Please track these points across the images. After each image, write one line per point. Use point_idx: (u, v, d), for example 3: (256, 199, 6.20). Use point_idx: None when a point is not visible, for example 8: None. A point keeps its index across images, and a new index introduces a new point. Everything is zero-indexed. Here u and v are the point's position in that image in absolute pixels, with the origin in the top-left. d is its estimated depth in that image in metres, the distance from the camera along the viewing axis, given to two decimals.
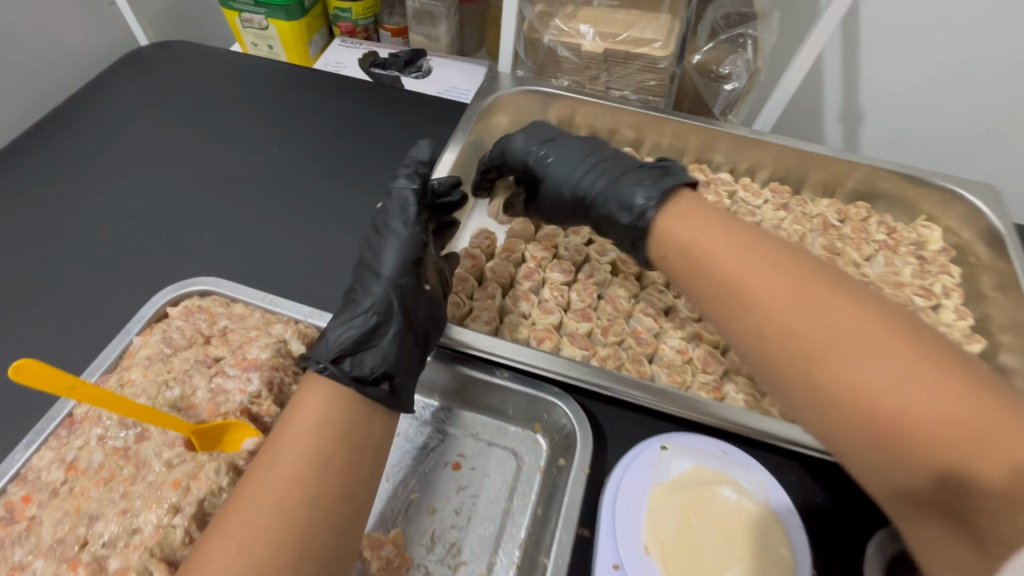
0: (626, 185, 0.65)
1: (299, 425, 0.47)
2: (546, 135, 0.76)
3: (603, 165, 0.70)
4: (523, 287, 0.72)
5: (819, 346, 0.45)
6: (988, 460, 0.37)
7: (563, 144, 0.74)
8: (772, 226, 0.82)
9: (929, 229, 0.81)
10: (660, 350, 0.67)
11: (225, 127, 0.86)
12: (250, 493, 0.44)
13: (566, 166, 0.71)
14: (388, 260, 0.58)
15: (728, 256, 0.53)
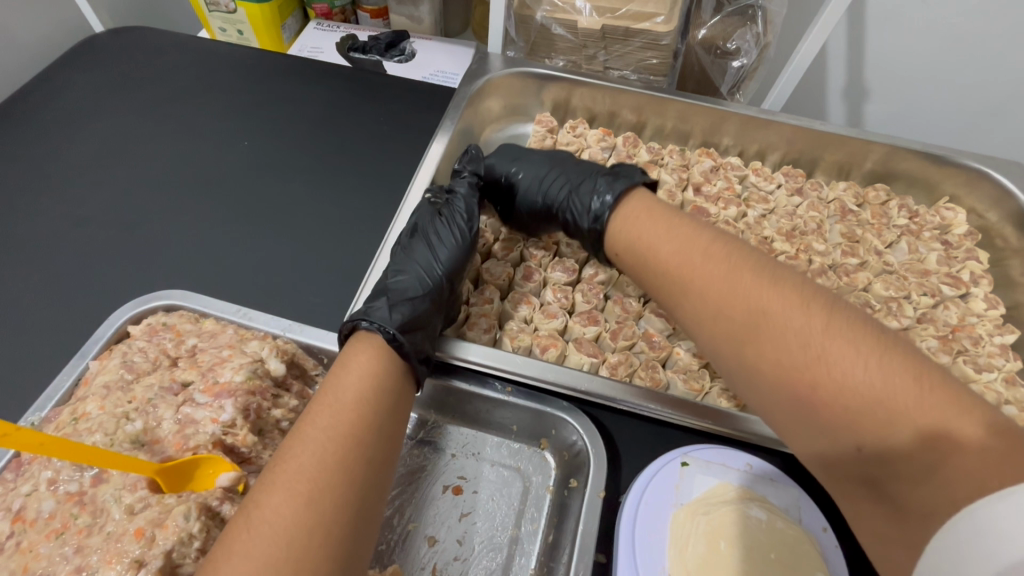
0: (587, 190, 0.64)
1: (360, 388, 0.46)
2: (510, 148, 0.73)
3: (562, 173, 0.68)
4: (524, 289, 0.65)
5: (748, 329, 0.48)
6: (898, 430, 0.39)
7: (525, 154, 0.71)
8: (787, 212, 0.75)
9: (954, 212, 0.75)
10: (675, 354, 0.62)
11: (191, 120, 0.79)
12: (311, 451, 0.42)
13: (529, 176, 0.68)
14: (446, 252, 0.60)
15: (674, 244, 0.55)
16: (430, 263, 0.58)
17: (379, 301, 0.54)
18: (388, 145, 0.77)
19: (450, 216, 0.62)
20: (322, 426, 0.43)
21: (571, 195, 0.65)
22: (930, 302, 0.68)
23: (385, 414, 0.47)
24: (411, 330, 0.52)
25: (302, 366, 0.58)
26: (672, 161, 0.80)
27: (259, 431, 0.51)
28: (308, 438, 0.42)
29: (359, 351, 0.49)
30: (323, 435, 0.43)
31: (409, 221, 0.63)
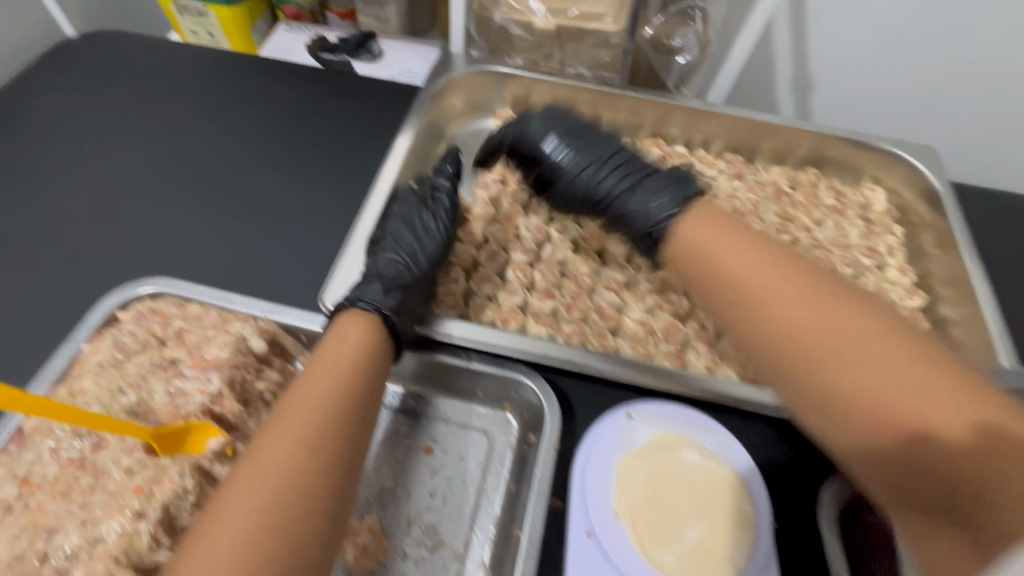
0: (655, 195, 0.67)
1: (349, 358, 0.52)
2: (585, 132, 0.76)
3: (628, 170, 0.71)
4: (487, 269, 0.71)
5: (813, 341, 0.47)
6: (972, 450, 0.38)
7: (599, 142, 0.75)
8: (727, 195, 0.82)
9: (874, 192, 0.84)
10: (623, 323, 0.68)
11: (167, 121, 0.83)
12: (309, 413, 0.47)
13: (592, 170, 0.72)
14: (429, 245, 0.67)
15: (739, 257, 0.55)
16: (418, 253, 0.66)
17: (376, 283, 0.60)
18: (360, 141, 0.82)
19: (434, 211, 0.70)
20: (313, 394, 0.48)
21: (636, 199, 0.68)
22: (852, 272, 0.75)
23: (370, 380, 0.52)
24: (402, 311, 0.58)
25: (282, 344, 0.62)
26: None
27: (244, 401, 0.56)
28: (303, 401, 0.47)
29: (349, 323, 0.55)
30: (322, 393, 0.48)
31: (395, 211, 0.70)
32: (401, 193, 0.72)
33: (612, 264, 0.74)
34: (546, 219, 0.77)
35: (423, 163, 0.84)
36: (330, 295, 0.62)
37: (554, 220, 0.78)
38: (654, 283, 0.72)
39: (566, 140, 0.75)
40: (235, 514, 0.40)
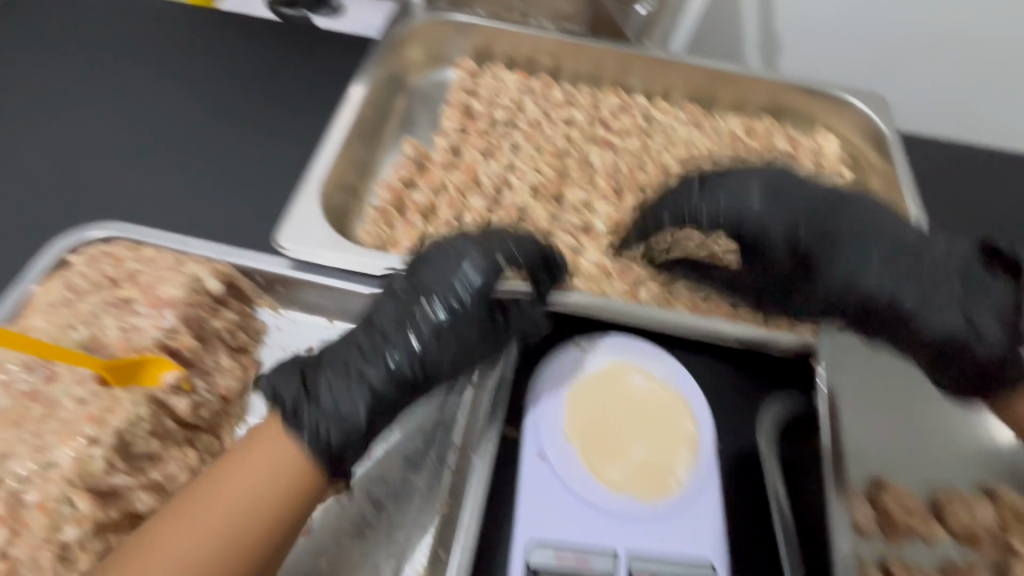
0: (971, 308, 0.56)
1: (256, 487, 0.45)
2: (846, 214, 0.63)
3: (895, 266, 0.59)
4: (444, 214, 0.71)
5: None
6: None
7: (837, 213, 0.64)
8: (684, 142, 0.83)
9: (825, 138, 0.86)
10: (579, 264, 0.69)
11: (113, 69, 0.80)
12: (186, 548, 0.41)
13: (854, 262, 0.60)
14: (435, 354, 0.55)
15: None
16: (432, 364, 0.55)
17: (355, 402, 0.51)
18: (318, 92, 0.81)
19: (454, 306, 0.56)
20: (201, 522, 0.42)
21: (921, 313, 0.57)
22: None
23: (279, 515, 0.45)
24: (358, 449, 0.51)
25: (239, 287, 0.62)
26: (583, 100, 0.86)
27: (200, 338, 0.57)
28: (184, 530, 0.42)
29: (280, 440, 0.48)
30: (207, 511, 0.43)
31: (446, 288, 0.56)
32: (461, 283, 0.57)
33: (570, 209, 0.74)
34: (506, 166, 0.77)
35: (383, 114, 0.83)
36: (282, 235, 0.62)
37: (511, 167, 0.77)
38: (610, 226, 0.73)
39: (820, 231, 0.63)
40: None
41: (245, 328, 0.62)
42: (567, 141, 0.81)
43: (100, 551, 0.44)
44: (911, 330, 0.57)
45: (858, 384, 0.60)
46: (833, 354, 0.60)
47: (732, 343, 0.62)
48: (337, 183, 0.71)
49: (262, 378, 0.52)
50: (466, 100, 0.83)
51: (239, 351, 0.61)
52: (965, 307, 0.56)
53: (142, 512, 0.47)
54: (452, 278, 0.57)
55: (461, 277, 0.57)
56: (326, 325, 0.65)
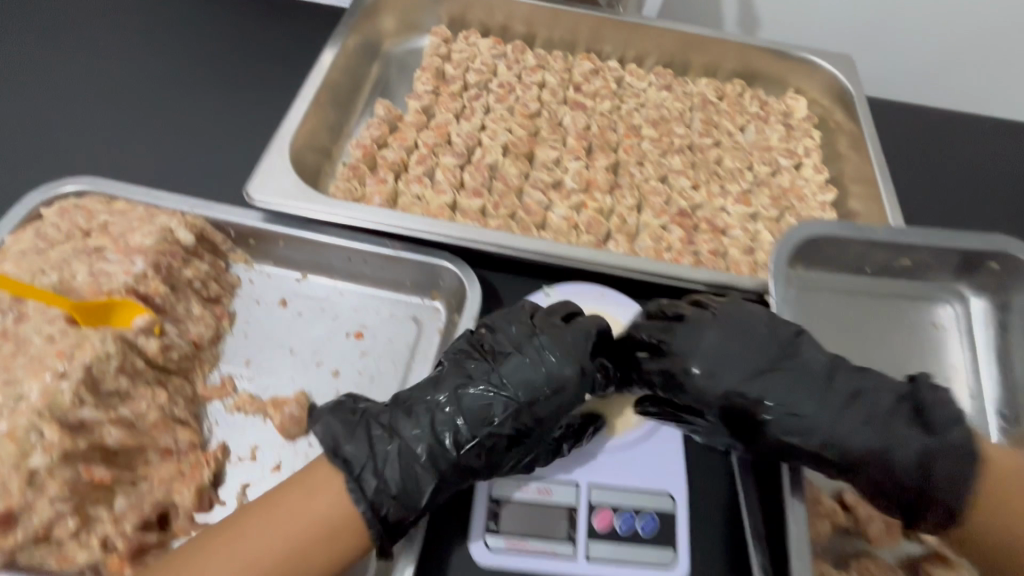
0: (898, 448, 0.45)
1: (303, 534, 0.43)
2: (805, 363, 0.48)
3: (851, 413, 0.46)
4: (416, 171, 0.72)
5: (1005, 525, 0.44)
6: None
7: (784, 363, 0.48)
8: (655, 104, 0.85)
9: (795, 100, 0.87)
10: (548, 219, 0.71)
11: (87, 35, 0.80)
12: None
13: (800, 414, 0.46)
14: (478, 414, 0.49)
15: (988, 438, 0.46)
16: (500, 460, 0.49)
17: (418, 483, 0.47)
18: (292, 57, 0.81)
19: (505, 364, 0.50)
20: (247, 555, 0.42)
21: (875, 457, 0.45)
22: (768, 170, 0.79)
23: (318, 567, 0.43)
24: (387, 502, 0.46)
25: (213, 241, 0.64)
26: (556, 65, 0.87)
27: (171, 286, 0.58)
28: (231, 559, 0.42)
29: (336, 487, 0.45)
30: (261, 555, 0.42)
31: (525, 386, 0.49)
32: (541, 376, 0.49)
33: (541, 167, 0.76)
34: (478, 126, 0.78)
35: (357, 79, 0.83)
36: (253, 187, 0.62)
37: (485, 127, 0.79)
38: (580, 183, 0.74)
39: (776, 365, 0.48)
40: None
41: (218, 280, 0.63)
42: (540, 104, 0.82)
43: (68, 479, 0.45)
44: (858, 476, 0.46)
45: (838, 320, 0.60)
46: (808, 294, 0.60)
47: (699, 287, 0.62)
48: (309, 140, 0.72)
49: (325, 428, 0.49)
50: (440, 64, 0.84)
51: (212, 301, 0.62)
52: (918, 452, 0.45)
53: (111, 445, 0.48)
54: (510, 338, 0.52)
55: (545, 378, 0.49)
56: (296, 279, 0.66)
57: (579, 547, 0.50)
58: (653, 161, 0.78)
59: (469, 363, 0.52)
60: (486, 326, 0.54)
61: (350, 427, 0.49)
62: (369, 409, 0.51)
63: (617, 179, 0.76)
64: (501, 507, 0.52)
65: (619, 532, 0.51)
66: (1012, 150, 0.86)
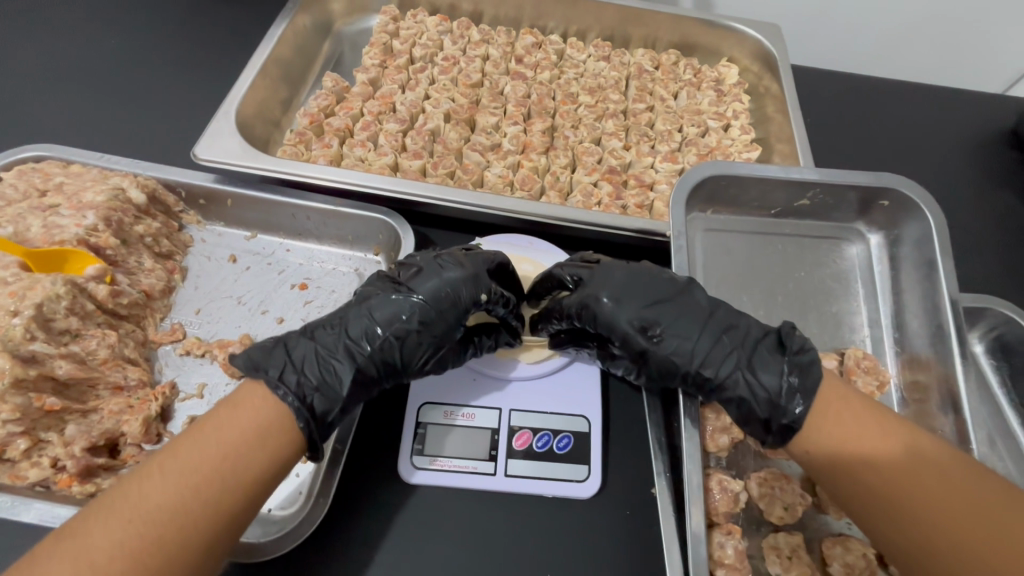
0: (758, 373, 0.50)
1: (239, 440, 0.42)
2: (695, 299, 0.53)
3: (725, 340, 0.51)
4: (360, 137, 0.77)
5: (834, 472, 0.47)
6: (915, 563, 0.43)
7: (671, 299, 0.53)
8: (593, 74, 0.90)
9: (726, 68, 0.92)
10: (485, 178, 0.76)
11: (47, 16, 0.84)
12: (168, 494, 0.38)
13: (682, 338, 0.52)
14: (393, 320, 0.52)
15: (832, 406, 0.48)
16: (412, 354, 0.53)
17: (339, 379, 0.49)
18: (244, 36, 0.85)
19: (412, 278, 0.54)
20: (184, 470, 0.40)
21: (739, 378, 0.51)
22: (696, 131, 0.84)
23: (260, 470, 0.42)
24: (314, 398, 0.47)
25: (165, 202, 0.67)
26: (499, 39, 0.91)
27: (122, 239, 0.62)
28: (168, 475, 0.39)
29: (263, 395, 0.46)
30: (207, 459, 0.40)
31: (427, 287, 0.53)
32: (441, 279, 0.54)
33: (480, 131, 0.80)
34: (422, 96, 0.83)
35: (308, 57, 0.87)
36: (200, 149, 0.65)
37: (429, 97, 0.84)
38: (517, 145, 0.79)
39: (659, 302, 0.53)
40: (94, 535, 0.36)
41: (170, 237, 0.67)
42: (482, 74, 0.86)
43: (20, 405, 0.49)
44: (725, 396, 0.51)
45: (741, 259, 0.64)
46: (714, 233, 0.65)
47: (625, 233, 0.66)
48: (258, 112, 0.75)
49: (247, 349, 0.50)
50: (387, 40, 0.89)
51: (164, 257, 0.66)
52: (774, 379, 0.50)
53: (61, 377, 0.52)
54: (415, 260, 0.56)
55: (444, 280, 0.54)
56: (245, 238, 0.70)
57: (499, 465, 0.55)
58: (587, 124, 0.82)
59: (377, 283, 0.55)
60: (397, 262, 0.58)
61: (266, 348, 0.50)
62: (284, 334, 0.52)
63: (553, 142, 0.81)
64: (427, 430, 0.56)
65: (536, 449, 0.56)
66: (925, 113, 0.92)
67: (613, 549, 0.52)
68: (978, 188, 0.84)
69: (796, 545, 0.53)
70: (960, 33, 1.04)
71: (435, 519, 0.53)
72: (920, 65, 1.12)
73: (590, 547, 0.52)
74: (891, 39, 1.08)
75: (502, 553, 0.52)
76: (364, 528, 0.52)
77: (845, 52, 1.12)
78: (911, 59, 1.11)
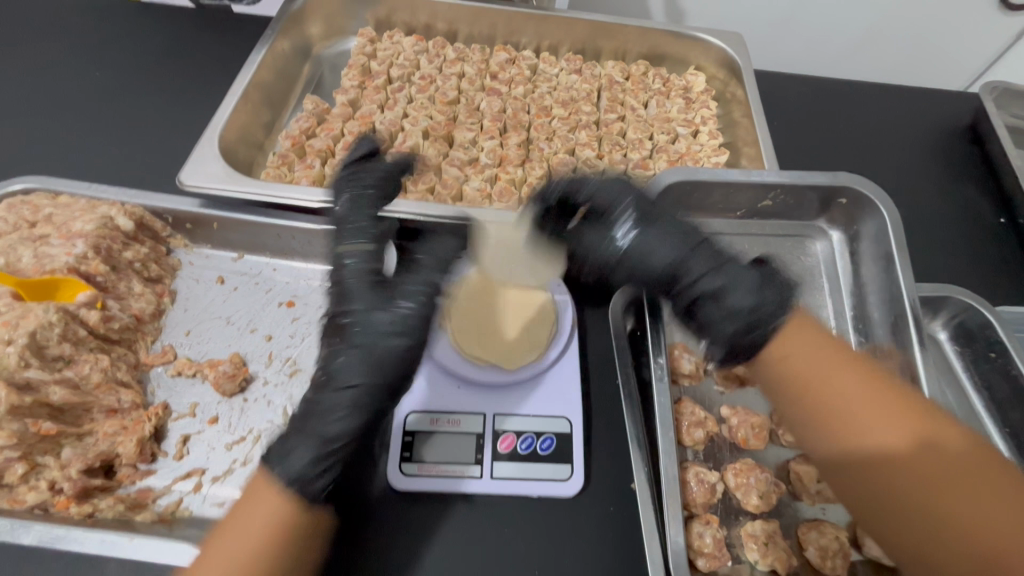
0: (744, 277, 0.53)
1: (247, 544, 0.43)
2: (692, 224, 0.58)
3: (714, 251, 0.55)
4: (342, 157, 0.80)
5: (841, 447, 0.49)
6: (902, 538, 0.46)
7: (673, 218, 0.58)
8: (566, 87, 0.93)
9: (694, 76, 0.95)
10: (464, 192, 0.78)
11: (33, 50, 0.86)
12: None
13: (679, 241, 0.56)
14: (353, 368, 0.48)
15: (845, 382, 0.49)
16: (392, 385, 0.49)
17: (331, 446, 0.47)
18: (225, 63, 0.87)
19: (359, 317, 0.50)
20: None
21: (725, 290, 0.53)
22: (665, 139, 0.87)
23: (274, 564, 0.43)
24: (314, 474, 0.46)
25: (153, 228, 0.69)
26: (474, 57, 0.94)
27: (112, 266, 0.64)
28: None
29: (265, 486, 0.46)
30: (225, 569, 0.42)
31: (376, 323, 0.49)
32: (388, 309, 0.49)
33: (458, 147, 0.83)
34: (401, 115, 0.86)
35: (287, 81, 0.90)
36: (186, 176, 0.68)
37: (408, 115, 0.86)
38: (494, 159, 0.82)
39: (655, 215, 0.58)
40: None
41: (159, 262, 0.69)
42: (457, 92, 0.89)
43: (16, 431, 0.51)
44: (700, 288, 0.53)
45: None
46: None
47: None
48: (240, 136, 0.77)
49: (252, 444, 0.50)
50: (365, 61, 0.92)
51: (154, 281, 0.67)
52: (755, 291, 0.52)
53: (56, 403, 0.54)
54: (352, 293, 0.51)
55: (389, 309, 0.49)
56: (232, 259, 0.72)
57: (485, 468, 0.57)
58: (561, 136, 0.86)
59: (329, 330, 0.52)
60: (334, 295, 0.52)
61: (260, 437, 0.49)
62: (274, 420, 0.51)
63: (529, 154, 0.84)
64: (416, 438, 0.58)
65: (521, 452, 0.58)
66: (886, 111, 0.96)
67: (599, 544, 0.55)
68: (936, 181, 0.87)
69: (771, 532, 0.55)
70: (917, 34, 1.09)
71: (424, 523, 0.55)
72: (883, 66, 1.16)
73: (575, 543, 0.54)
74: (852, 41, 1.12)
75: (490, 551, 0.54)
76: (354, 533, 0.53)
77: (810, 58, 1.16)
78: (872, 59, 1.15)
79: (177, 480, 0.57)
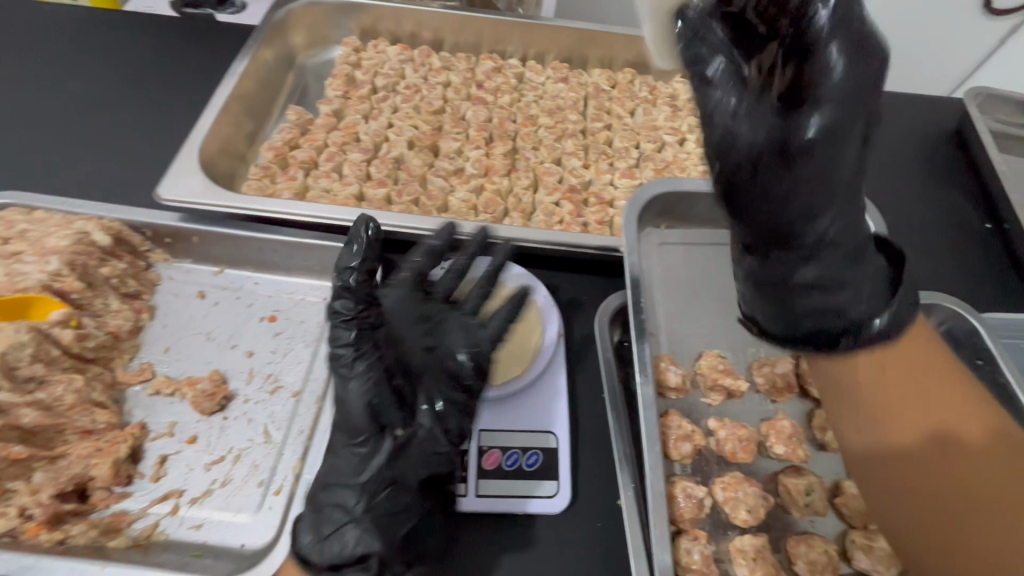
0: (856, 276, 0.39)
1: None
2: (866, 136, 0.34)
3: (853, 211, 0.38)
4: (325, 168, 0.79)
5: (892, 433, 0.63)
6: (883, 515, 0.59)
7: (854, 118, 0.33)
8: (552, 95, 0.92)
9: (680, 83, 0.95)
10: (448, 203, 0.77)
11: (11, 61, 0.85)
12: None
13: (835, 163, 0.35)
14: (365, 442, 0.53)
15: (914, 380, 0.66)
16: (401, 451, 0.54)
17: (366, 520, 0.52)
18: (207, 73, 0.87)
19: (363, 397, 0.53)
20: None
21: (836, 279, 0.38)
22: (652, 147, 0.87)
23: None
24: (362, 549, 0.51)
25: (131, 243, 0.68)
26: (460, 66, 0.94)
27: (88, 282, 0.63)
28: None
29: None
30: None
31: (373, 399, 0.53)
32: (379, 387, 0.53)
33: (443, 156, 0.82)
34: (385, 125, 0.85)
35: (270, 91, 0.89)
36: (164, 190, 0.67)
37: (393, 125, 0.86)
38: (480, 168, 0.81)
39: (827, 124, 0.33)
40: None
41: (137, 277, 0.67)
42: (443, 101, 0.89)
43: None
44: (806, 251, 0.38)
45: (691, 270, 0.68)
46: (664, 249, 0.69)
47: (585, 252, 0.68)
48: (221, 148, 0.76)
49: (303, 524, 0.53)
50: (350, 71, 0.91)
51: (132, 297, 0.66)
52: (876, 299, 0.39)
53: (26, 426, 0.53)
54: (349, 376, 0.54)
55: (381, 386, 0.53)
56: (213, 273, 0.71)
57: (469, 486, 0.56)
58: (548, 145, 0.85)
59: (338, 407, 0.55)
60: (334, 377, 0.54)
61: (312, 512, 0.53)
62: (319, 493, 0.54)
63: (514, 163, 0.83)
64: None
65: (506, 469, 0.57)
66: None
67: (586, 563, 0.54)
68: (921, 187, 0.88)
69: (761, 547, 0.54)
70: (902, 40, 1.09)
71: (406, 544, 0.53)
72: None
73: (559, 561, 0.54)
74: None
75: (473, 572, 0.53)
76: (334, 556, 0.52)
77: None
78: None
79: (154, 503, 0.55)
